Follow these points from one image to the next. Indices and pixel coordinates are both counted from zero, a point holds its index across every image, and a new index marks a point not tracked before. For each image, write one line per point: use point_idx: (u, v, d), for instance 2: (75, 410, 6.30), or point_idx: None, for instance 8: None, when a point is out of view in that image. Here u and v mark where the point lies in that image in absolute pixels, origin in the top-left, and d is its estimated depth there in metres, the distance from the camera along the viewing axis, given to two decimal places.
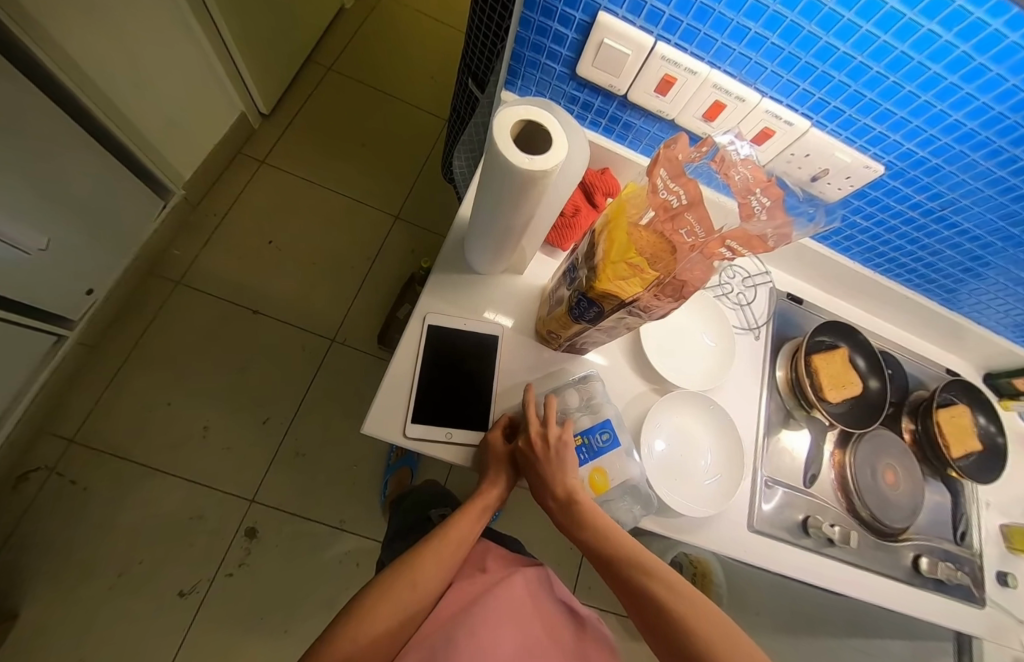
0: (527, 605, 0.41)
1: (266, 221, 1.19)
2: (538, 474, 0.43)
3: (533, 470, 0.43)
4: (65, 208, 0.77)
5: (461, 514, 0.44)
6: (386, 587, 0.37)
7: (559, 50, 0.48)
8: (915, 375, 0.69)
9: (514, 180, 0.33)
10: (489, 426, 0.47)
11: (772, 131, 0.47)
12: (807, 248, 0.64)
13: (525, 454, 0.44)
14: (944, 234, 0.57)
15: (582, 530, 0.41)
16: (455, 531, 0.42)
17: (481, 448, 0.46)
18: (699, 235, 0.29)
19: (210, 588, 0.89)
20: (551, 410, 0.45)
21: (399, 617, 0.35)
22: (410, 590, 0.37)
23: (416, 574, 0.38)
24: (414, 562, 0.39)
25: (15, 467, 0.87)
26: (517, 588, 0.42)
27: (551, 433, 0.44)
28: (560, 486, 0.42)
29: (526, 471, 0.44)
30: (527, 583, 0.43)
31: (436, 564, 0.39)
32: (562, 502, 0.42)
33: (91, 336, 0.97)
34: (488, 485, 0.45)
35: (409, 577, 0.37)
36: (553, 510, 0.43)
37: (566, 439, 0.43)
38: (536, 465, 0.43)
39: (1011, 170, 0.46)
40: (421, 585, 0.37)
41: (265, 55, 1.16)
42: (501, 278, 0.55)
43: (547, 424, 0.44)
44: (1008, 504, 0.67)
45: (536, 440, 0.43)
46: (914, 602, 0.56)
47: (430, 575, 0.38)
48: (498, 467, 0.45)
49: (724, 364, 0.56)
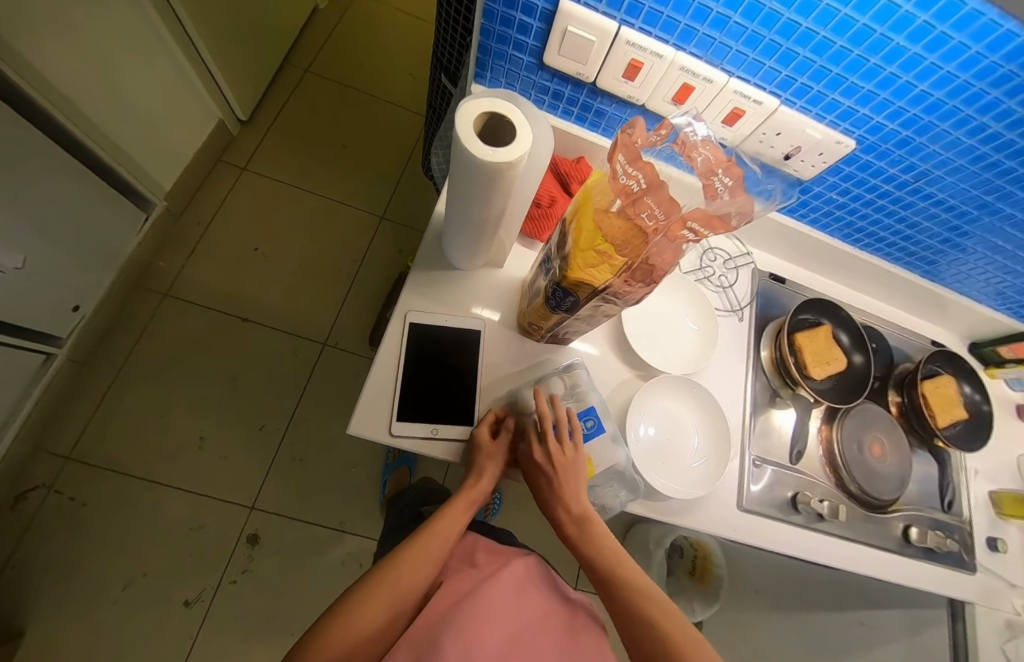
0: (517, 594, 0.41)
1: (250, 228, 1.18)
2: (555, 491, 0.43)
3: (546, 483, 0.44)
4: (47, 226, 0.76)
5: (445, 510, 0.45)
6: (370, 586, 0.37)
7: (525, 40, 0.48)
8: (899, 348, 0.70)
9: (480, 173, 0.33)
10: (476, 423, 0.47)
11: (742, 111, 0.46)
12: (772, 221, 0.64)
13: (540, 467, 0.44)
14: (921, 206, 0.57)
15: (592, 548, 0.42)
16: (440, 527, 0.43)
17: (469, 444, 0.46)
18: (660, 217, 0.29)
19: (216, 596, 0.89)
20: (565, 425, 0.44)
21: (384, 616, 0.36)
22: (394, 590, 0.37)
23: (397, 576, 0.38)
24: (397, 561, 0.39)
25: (13, 487, 0.87)
26: (506, 577, 0.42)
27: (568, 450, 0.43)
28: (576, 504, 0.43)
29: (540, 483, 0.45)
30: (517, 573, 0.43)
31: (419, 562, 0.40)
32: (574, 519, 0.43)
33: (81, 352, 0.97)
34: (473, 482, 0.45)
35: (392, 577, 0.38)
36: (562, 525, 0.44)
37: (580, 456, 0.44)
38: (550, 479, 0.43)
39: (982, 138, 0.45)
40: (403, 585, 0.38)
41: (240, 61, 1.15)
42: (481, 272, 0.55)
43: (563, 441, 0.44)
44: (996, 471, 0.68)
45: (554, 455, 0.43)
46: (903, 571, 0.57)
47: (412, 575, 0.39)
48: (484, 464, 0.45)
49: (708, 347, 0.57)
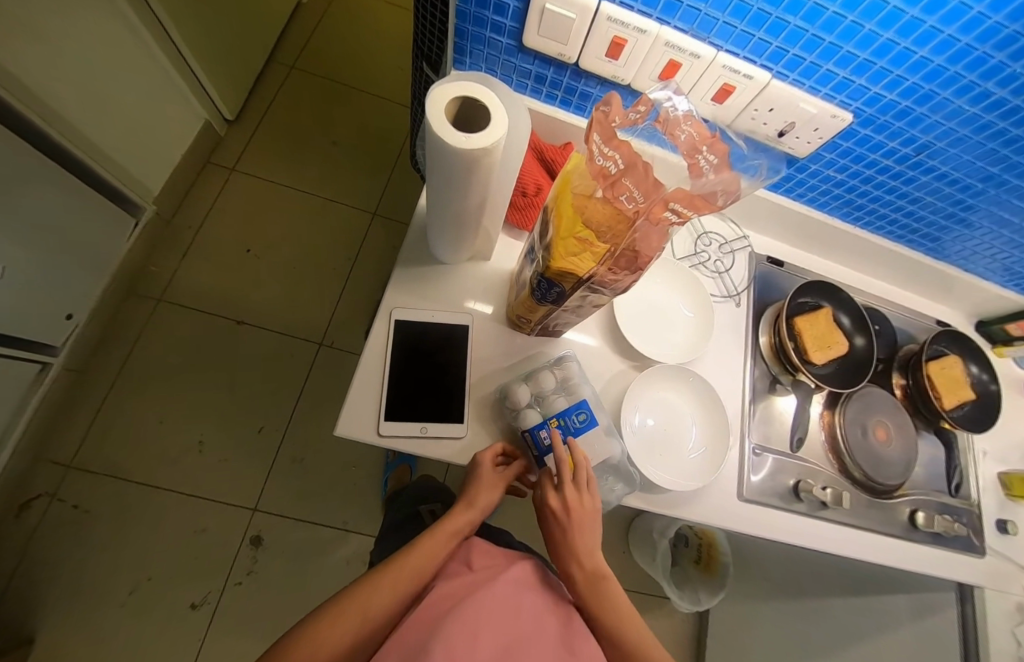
0: (508, 599, 0.39)
1: (241, 230, 1.17)
2: (571, 543, 0.43)
3: (561, 531, 0.43)
4: (36, 236, 0.75)
5: (433, 531, 0.45)
6: (339, 606, 0.37)
7: (503, 22, 0.46)
8: (903, 329, 0.68)
9: (455, 162, 0.32)
10: (484, 449, 0.46)
11: (732, 87, 0.44)
12: (761, 198, 0.61)
13: (555, 514, 0.42)
14: (923, 180, 0.55)
15: (604, 612, 0.42)
16: (418, 552, 0.42)
17: (471, 467, 0.45)
18: (639, 199, 0.28)
19: (221, 598, 0.90)
20: (584, 477, 0.42)
21: (351, 638, 0.35)
22: (362, 617, 0.36)
23: (371, 597, 0.38)
24: (371, 584, 0.39)
25: (15, 496, 0.87)
26: (495, 589, 0.40)
27: (585, 500, 0.42)
28: (590, 560, 0.43)
29: (555, 534, 0.44)
30: (510, 581, 0.42)
31: (392, 586, 0.39)
32: (587, 573, 0.43)
33: (77, 361, 0.97)
34: (467, 506, 0.45)
35: (362, 602, 0.37)
36: (575, 580, 0.43)
37: (596, 507, 0.43)
38: (566, 529, 0.42)
39: (986, 105, 0.43)
40: (374, 604, 0.37)
41: (224, 59, 1.13)
42: (468, 266, 0.54)
43: (582, 492, 0.42)
44: (1005, 452, 0.66)
45: (572, 505, 0.42)
46: (910, 556, 0.56)
47: (384, 599, 0.38)
48: (483, 488, 0.43)
49: (704, 335, 0.55)
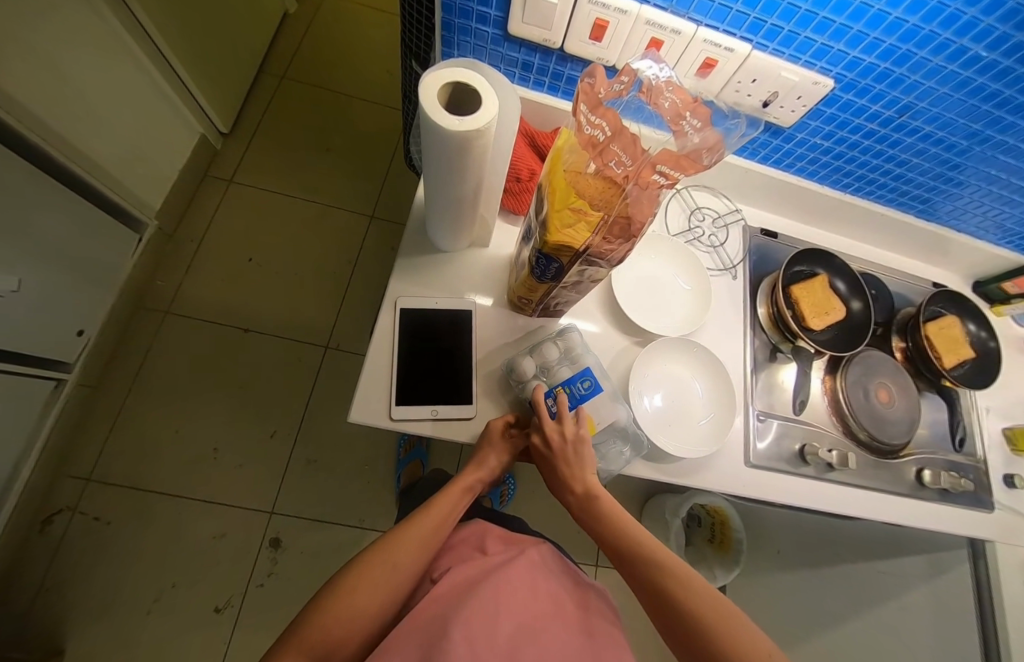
0: (523, 579, 0.41)
1: (242, 239, 1.19)
2: (557, 472, 0.45)
3: (549, 464, 0.45)
4: (43, 255, 0.77)
5: (446, 491, 0.47)
6: (365, 569, 0.38)
7: (487, 13, 0.47)
8: (900, 294, 0.69)
9: (450, 147, 0.33)
10: (495, 416, 0.48)
11: (714, 60, 0.45)
12: (728, 164, 0.62)
13: (541, 451, 0.45)
14: (908, 142, 0.56)
15: (600, 526, 0.44)
16: (435, 512, 0.44)
17: (481, 434, 0.47)
18: (627, 163, 0.29)
19: (244, 601, 0.92)
20: (563, 407, 0.44)
21: (377, 601, 0.37)
22: (390, 570, 0.38)
23: (396, 554, 0.40)
24: (397, 540, 0.41)
25: (39, 511, 0.90)
26: (515, 569, 0.42)
27: (567, 429, 0.44)
28: (579, 483, 0.45)
29: (546, 468, 0.46)
30: (527, 563, 0.44)
31: (417, 544, 0.41)
32: (580, 497, 0.45)
33: (91, 376, 0.99)
34: (470, 468, 0.47)
35: (389, 555, 0.39)
36: (571, 505, 0.46)
37: (583, 434, 0.44)
38: (552, 460, 0.45)
39: (964, 62, 0.43)
40: (400, 563, 0.39)
41: (214, 73, 1.15)
42: (468, 253, 0.55)
43: (561, 421, 0.44)
44: (1010, 408, 0.67)
45: (552, 436, 0.44)
46: (918, 514, 0.56)
47: (409, 554, 0.40)
48: (488, 451, 0.46)
49: (703, 306, 0.56)
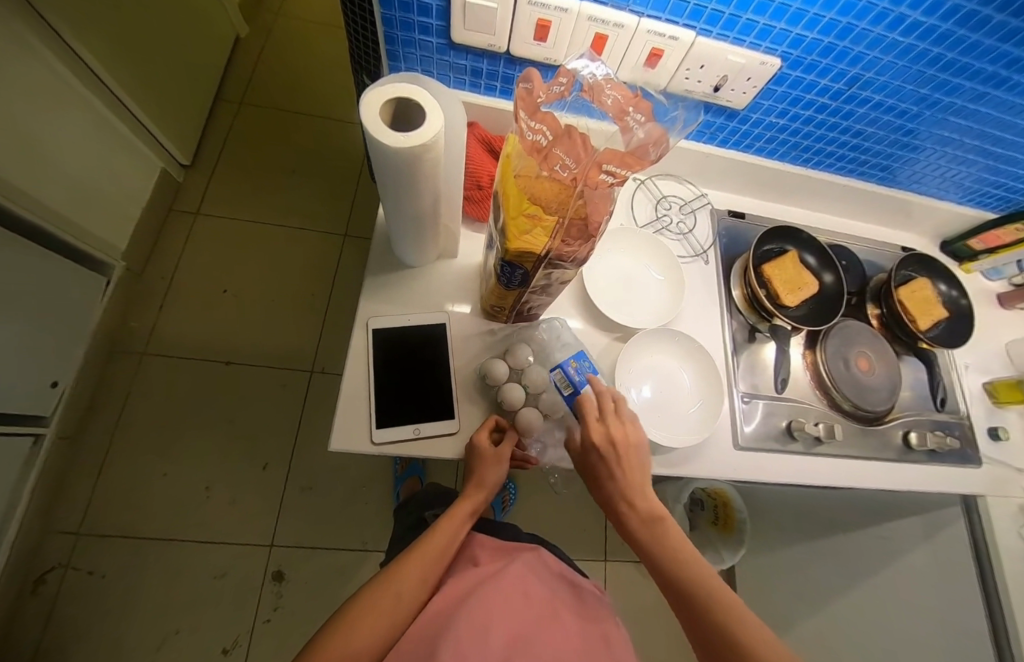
0: (529, 588, 0.41)
1: (213, 271, 1.16)
2: (621, 476, 0.41)
3: (608, 467, 0.42)
4: (14, 313, 0.75)
5: (448, 514, 0.46)
6: (366, 603, 0.37)
7: (429, 22, 0.46)
8: (870, 261, 0.70)
9: (399, 164, 0.32)
10: (477, 428, 0.46)
11: (660, 51, 0.45)
12: (688, 150, 0.62)
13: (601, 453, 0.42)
14: (860, 112, 0.56)
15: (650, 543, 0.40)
16: (440, 535, 0.43)
17: (470, 452, 0.45)
18: (572, 166, 0.29)
19: (252, 638, 0.90)
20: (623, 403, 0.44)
21: (381, 636, 0.35)
22: (394, 602, 0.37)
23: (398, 585, 0.38)
24: (397, 571, 0.39)
25: (29, 572, 0.87)
26: (518, 579, 0.42)
27: (630, 430, 0.42)
28: (641, 492, 0.41)
29: (602, 472, 0.42)
30: (528, 571, 0.44)
31: (420, 570, 0.40)
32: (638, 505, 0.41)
33: (71, 428, 0.96)
34: (470, 492, 0.46)
35: (391, 587, 0.38)
36: (623, 515, 0.42)
37: (641, 437, 0.43)
38: (614, 465, 0.41)
39: (903, 30, 0.43)
40: (404, 593, 0.38)
41: (168, 106, 1.12)
42: (437, 265, 0.55)
43: (622, 419, 0.43)
44: (986, 362, 0.68)
45: (616, 435, 0.42)
46: (909, 477, 0.57)
47: (413, 582, 0.39)
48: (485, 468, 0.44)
49: (678, 292, 0.56)
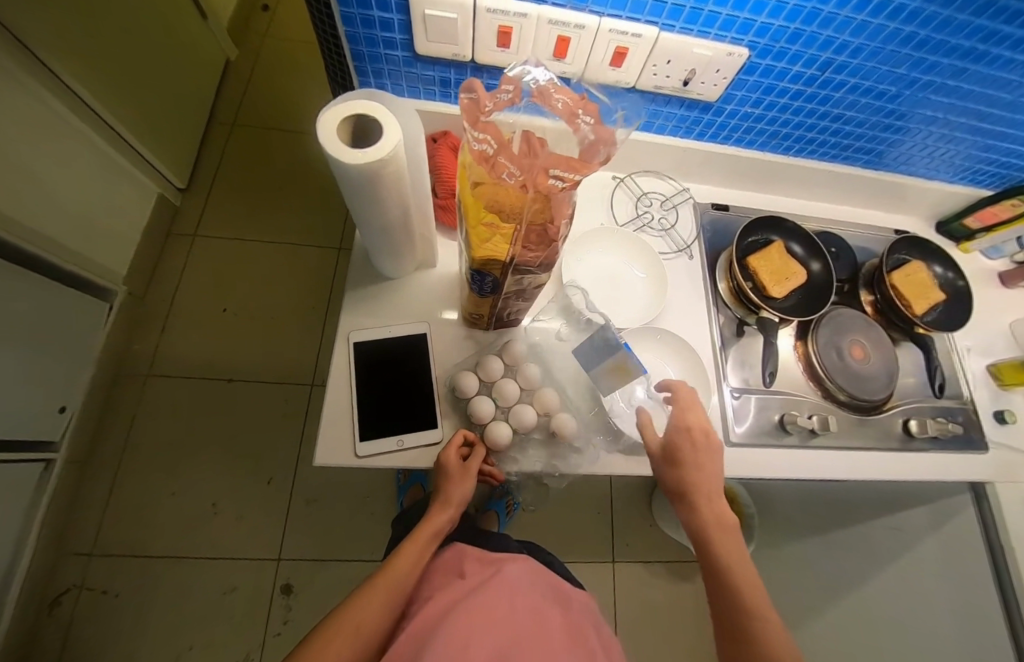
0: (505, 600, 0.41)
1: (213, 292, 1.19)
2: (706, 481, 0.42)
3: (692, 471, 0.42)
4: (20, 342, 0.77)
5: (413, 535, 0.46)
6: (327, 632, 0.36)
7: (392, 36, 0.47)
8: (862, 247, 0.69)
9: (359, 181, 0.33)
10: (444, 443, 0.47)
11: (624, 49, 0.45)
12: (666, 145, 0.62)
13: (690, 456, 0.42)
14: (838, 96, 0.55)
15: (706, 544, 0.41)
16: (403, 558, 0.44)
17: (436, 469, 0.46)
18: (518, 173, 0.28)
19: (263, 652, 0.91)
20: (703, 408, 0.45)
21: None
22: (354, 632, 0.37)
23: (360, 613, 0.38)
24: (360, 599, 0.39)
25: (45, 594, 0.89)
26: (493, 593, 0.41)
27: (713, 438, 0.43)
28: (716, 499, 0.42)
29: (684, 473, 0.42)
30: (505, 583, 0.43)
31: (383, 596, 0.40)
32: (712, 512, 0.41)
33: (81, 451, 0.98)
34: (436, 511, 0.47)
35: (353, 616, 0.37)
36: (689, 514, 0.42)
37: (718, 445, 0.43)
38: (701, 471, 0.42)
39: (871, 12, 0.42)
40: (366, 621, 0.38)
41: (162, 133, 1.14)
42: (417, 275, 0.55)
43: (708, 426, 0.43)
44: (989, 343, 0.66)
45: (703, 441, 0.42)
46: (911, 466, 0.55)
47: (375, 609, 0.39)
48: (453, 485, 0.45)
49: (662, 289, 0.56)
